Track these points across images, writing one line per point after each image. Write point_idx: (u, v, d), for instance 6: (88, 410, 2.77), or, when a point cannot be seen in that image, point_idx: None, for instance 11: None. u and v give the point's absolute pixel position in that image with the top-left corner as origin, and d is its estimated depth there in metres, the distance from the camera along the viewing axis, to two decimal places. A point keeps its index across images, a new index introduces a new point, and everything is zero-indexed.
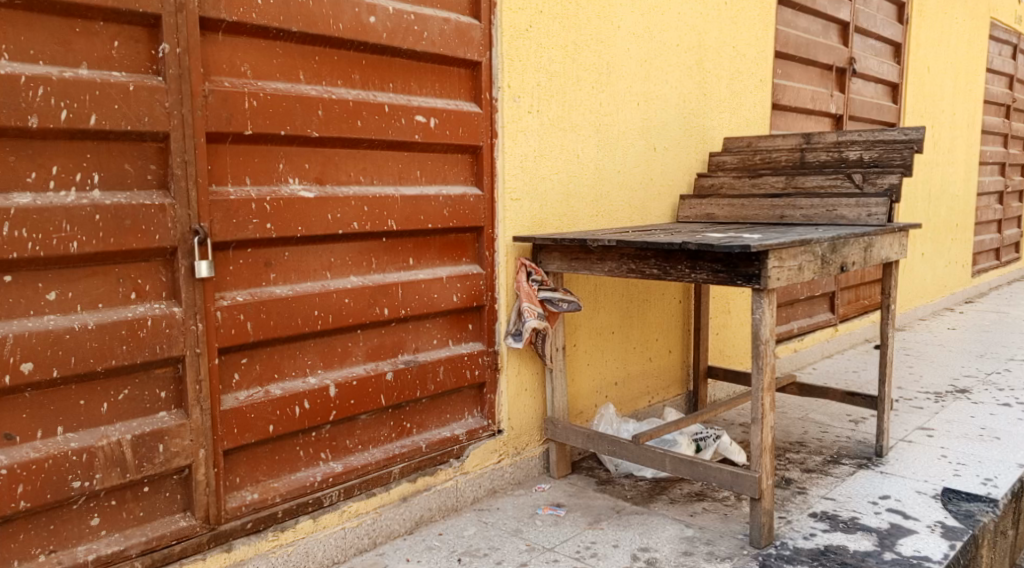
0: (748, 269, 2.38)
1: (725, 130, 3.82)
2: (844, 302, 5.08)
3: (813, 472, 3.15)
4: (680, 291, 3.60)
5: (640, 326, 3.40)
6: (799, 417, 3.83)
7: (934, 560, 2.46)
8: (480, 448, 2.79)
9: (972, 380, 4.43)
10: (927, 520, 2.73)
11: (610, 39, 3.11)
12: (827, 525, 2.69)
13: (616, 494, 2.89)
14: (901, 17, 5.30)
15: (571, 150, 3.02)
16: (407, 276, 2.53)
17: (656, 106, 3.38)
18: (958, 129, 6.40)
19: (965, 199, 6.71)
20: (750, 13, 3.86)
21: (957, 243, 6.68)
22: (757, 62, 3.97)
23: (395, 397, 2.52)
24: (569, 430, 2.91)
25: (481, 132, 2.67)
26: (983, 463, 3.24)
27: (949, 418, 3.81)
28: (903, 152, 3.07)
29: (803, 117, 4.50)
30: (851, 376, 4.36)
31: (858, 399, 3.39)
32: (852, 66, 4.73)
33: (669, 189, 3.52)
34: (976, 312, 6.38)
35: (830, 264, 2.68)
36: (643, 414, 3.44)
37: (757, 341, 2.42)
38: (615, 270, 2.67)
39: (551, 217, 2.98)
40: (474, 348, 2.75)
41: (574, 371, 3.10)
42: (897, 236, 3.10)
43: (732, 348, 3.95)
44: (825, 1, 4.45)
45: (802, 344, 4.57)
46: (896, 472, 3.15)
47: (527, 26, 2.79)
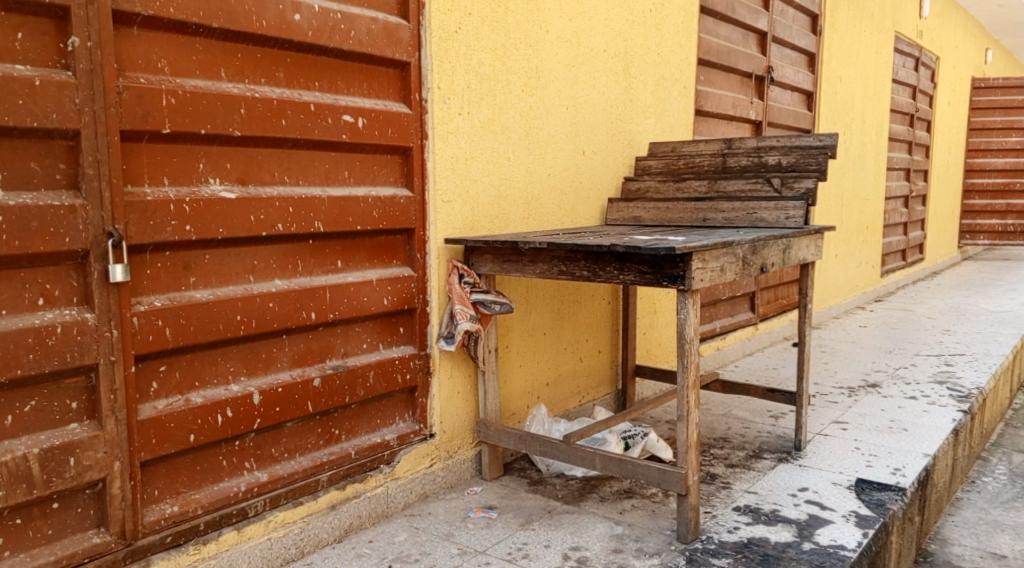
0: (673, 270, 2.42)
1: (651, 134, 3.89)
2: (764, 301, 5.24)
3: (736, 467, 3.23)
4: (609, 292, 3.64)
5: (571, 327, 3.42)
6: (723, 413, 3.92)
7: (849, 548, 2.55)
8: (411, 453, 2.76)
9: (882, 375, 4.64)
10: (842, 510, 2.84)
11: (539, 43, 3.12)
12: (750, 518, 2.76)
13: (547, 494, 2.90)
14: (815, 28, 5.51)
15: (502, 153, 3.02)
16: (335, 279, 2.48)
17: (584, 110, 3.41)
18: (868, 136, 6.69)
19: (874, 203, 7.02)
20: (674, 20, 3.94)
21: (868, 244, 6.98)
22: (681, 68, 4.05)
23: (323, 404, 2.46)
24: (501, 432, 2.90)
25: (410, 133, 2.64)
26: (893, 454, 3.39)
27: (861, 411, 3.97)
28: (818, 157, 3.18)
29: (724, 123, 4.63)
30: (771, 373, 4.50)
31: (778, 395, 3.50)
32: (769, 74, 4.88)
33: (598, 192, 3.56)
34: (886, 310, 6.68)
35: (751, 265, 2.75)
36: (573, 414, 3.46)
37: (683, 341, 2.46)
38: (546, 272, 2.68)
39: (481, 220, 2.97)
40: (406, 351, 2.72)
41: (505, 373, 3.10)
42: (814, 238, 3.21)
43: (658, 348, 4.02)
44: (745, 11, 4.59)
45: (724, 342, 4.69)
46: (813, 465, 3.27)
47: (456, 28, 2.77)
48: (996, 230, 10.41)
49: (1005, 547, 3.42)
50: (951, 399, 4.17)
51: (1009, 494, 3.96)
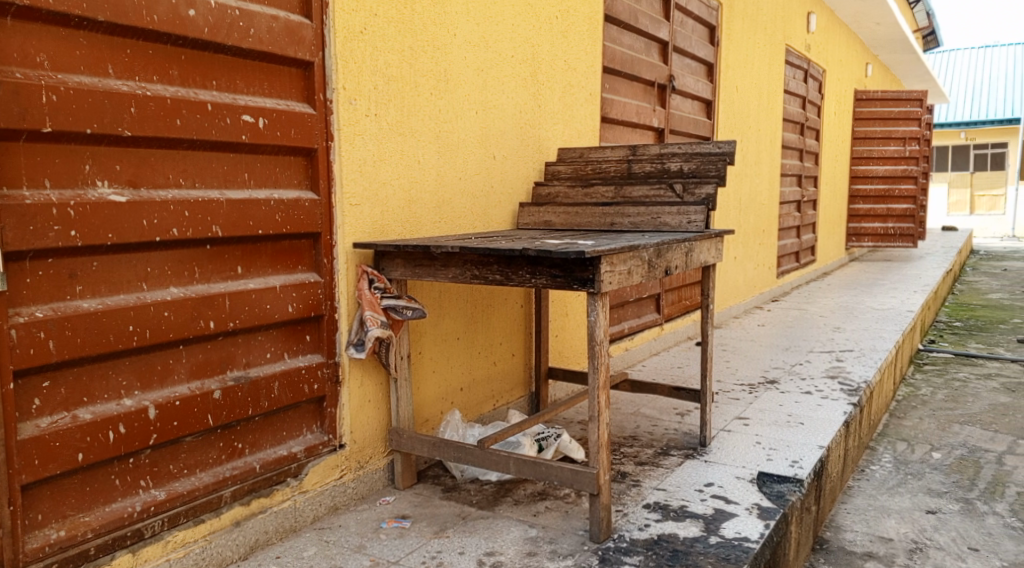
0: (583, 273, 2.43)
1: (559, 140, 3.91)
2: (669, 303, 5.36)
3: (645, 465, 3.28)
4: (521, 296, 3.63)
5: (484, 331, 3.39)
6: (632, 412, 3.98)
7: (752, 539, 2.62)
8: (319, 465, 2.67)
9: (780, 372, 4.82)
10: (745, 503, 2.92)
11: (447, 47, 3.08)
12: (660, 515, 2.80)
13: (461, 500, 2.86)
14: (712, 39, 5.68)
15: (411, 156, 2.97)
16: (236, 286, 2.37)
17: (493, 115, 3.40)
18: (762, 144, 6.96)
19: (769, 207, 7.31)
20: (579, 28, 3.98)
21: (764, 246, 7.25)
22: (587, 75, 4.09)
23: (225, 417, 2.35)
24: (414, 439, 2.84)
25: (315, 134, 2.56)
26: (791, 447, 3.52)
27: (761, 407, 4.10)
28: (717, 163, 3.27)
29: (629, 130, 4.71)
30: (677, 372, 4.60)
31: (684, 393, 3.58)
32: (670, 83, 5.01)
33: (509, 196, 3.55)
34: (781, 309, 6.96)
35: (656, 268, 2.80)
36: (487, 418, 3.44)
37: (593, 343, 2.46)
38: (458, 276, 2.64)
39: (391, 224, 2.91)
40: (313, 360, 2.63)
41: (418, 379, 3.04)
42: (715, 241, 3.29)
43: (570, 350, 4.05)
44: (647, 20, 4.69)
45: (632, 343, 4.77)
46: (718, 460, 3.35)
47: (361, 28, 2.70)
48: (878, 233, 11.08)
49: (892, 531, 3.59)
50: (842, 393, 4.36)
51: (895, 480, 4.17)
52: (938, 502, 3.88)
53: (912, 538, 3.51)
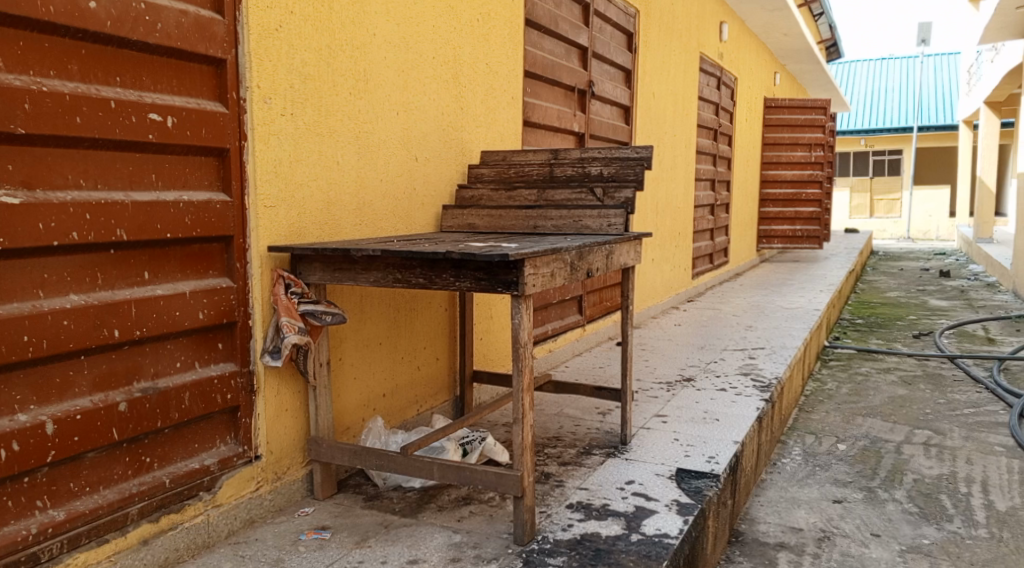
0: (507, 276, 2.42)
1: (482, 143, 3.89)
2: (591, 304, 5.41)
3: (568, 465, 3.29)
4: (444, 299, 3.59)
5: (407, 335, 3.34)
6: (555, 413, 3.99)
7: (672, 536, 2.66)
8: (234, 477, 2.57)
9: (697, 370, 4.93)
10: (665, 500, 2.96)
11: (366, 46, 3.02)
12: (583, 514, 2.81)
13: (384, 509, 2.80)
14: (630, 46, 5.77)
15: (330, 157, 2.90)
16: (142, 293, 2.25)
17: (415, 117, 3.35)
18: (678, 149, 7.11)
19: (685, 210, 7.48)
20: (500, 32, 3.97)
21: (680, 248, 7.42)
22: (508, 79, 4.09)
23: (131, 430, 2.23)
24: (334, 448, 2.77)
25: (227, 134, 2.46)
26: (708, 443, 3.59)
27: (679, 405, 4.18)
28: (636, 168, 3.32)
29: (551, 134, 4.73)
30: (599, 372, 4.65)
31: (605, 392, 3.61)
32: (590, 88, 5.06)
33: (431, 199, 3.51)
34: (697, 309, 7.12)
35: (578, 270, 2.81)
36: (411, 423, 3.38)
37: (517, 346, 2.45)
38: (380, 280, 2.59)
39: (309, 226, 2.83)
40: (226, 369, 2.52)
41: (339, 385, 2.96)
42: (634, 244, 3.33)
43: (494, 353, 4.03)
44: (567, 26, 4.73)
45: (555, 344, 4.80)
46: (638, 458, 3.39)
47: (277, 26, 2.62)
48: (787, 235, 11.47)
49: (802, 521, 3.71)
50: (755, 389, 4.49)
51: (804, 472, 4.32)
52: (843, 492, 4.04)
53: (821, 528, 3.63)
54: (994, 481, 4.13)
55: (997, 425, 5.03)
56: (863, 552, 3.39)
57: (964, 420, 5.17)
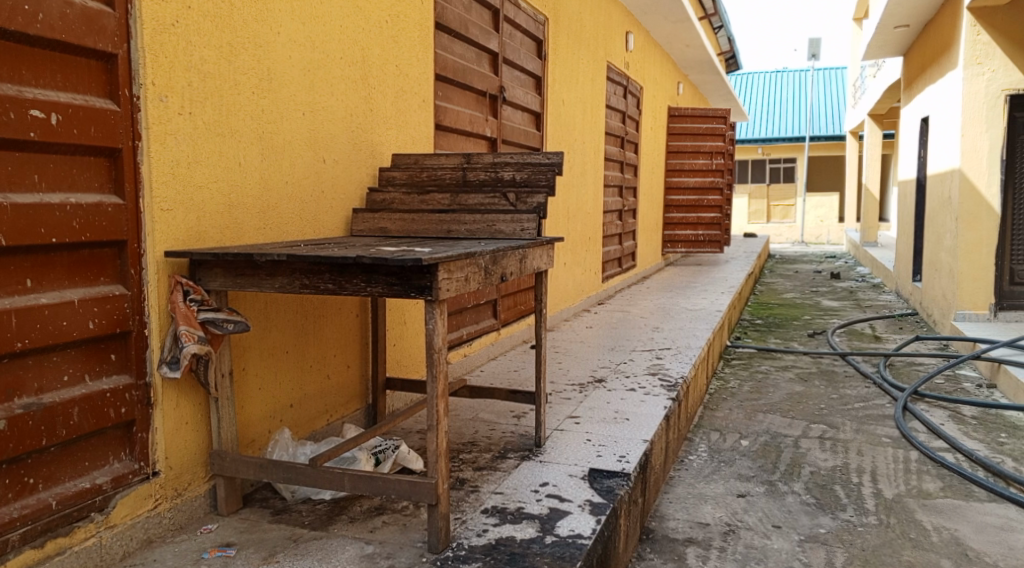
0: (420, 281, 2.38)
1: (393, 145, 3.82)
2: (505, 308, 5.41)
3: (483, 470, 3.26)
4: (356, 305, 3.50)
5: (316, 342, 3.24)
6: (470, 417, 3.96)
7: (585, 536, 2.67)
8: (129, 496, 2.42)
9: (607, 371, 4.99)
10: (578, 500, 2.97)
11: (269, 44, 2.92)
12: (497, 519, 2.79)
13: (292, 523, 2.70)
14: (540, 53, 5.81)
15: (231, 158, 2.78)
16: (24, 302, 2.11)
17: (321, 118, 3.26)
18: (588, 154, 7.20)
19: (595, 215, 7.58)
20: (410, 34, 3.92)
21: (591, 252, 7.51)
22: (419, 81, 4.04)
23: (12, 450, 2.08)
24: (238, 462, 2.65)
25: (119, 133, 2.33)
26: (619, 442, 3.63)
27: (591, 405, 4.22)
28: (547, 174, 3.34)
29: (463, 138, 4.70)
30: (513, 375, 4.64)
31: (519, 396, 3.61)
32: (501, 94, 5.06)
33: (340, 202, 3.42)
34: (608, 312, 7.24)
35: (492, 275, 2.80)
36: (321, 434, 3.29)
37: (431, 351, 2.41)
38: (286, 285, 2.50)
39: (209, 230, 2.70)
40: (120, 382, 2.38)
41: (242, 396, 2.85)
42: (546, 249, 3.34)
43: (408, 359, 3.96)
44: (477, 31, 4.72)
45: (470, 348, 4.77)
46: (552, 459, 3.39)
47: (173, 21, 2.50)
48: (689, 240, 11.80)
49: (709, 516, 3.80)
50: (663, 389, 4.59)
51: (710, 468, 4.43)
52: (747, 486, 4.16)
53: (726, 521, 3.72)
54: (883, 471, 4.34)
55: (884, 417, 5.30)
56: (765, 543, 3.50)
57: (855, 413, 5.42)
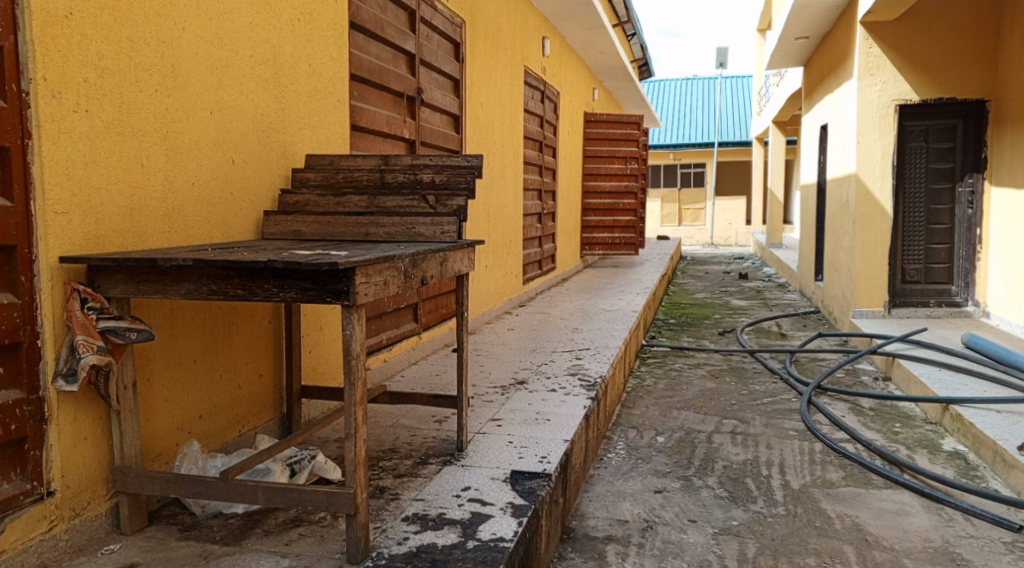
0: (336, 285, 2.32)
1: (307, 147, 3.72)
2: (426, 311, 5.35)
3: (404, 476, 3.20)
4: (268, 311, 3.39)
5: (227, 351, 3.11)
6: (390, 424, 3.89)
7: (507, 539, 2.66)
8: (20, 519, 2.28)
9: (528, 372, 5.00)
10: (500, 503, 2.95)
11: (174, 40, 2.80)
12: (418, 526, 2.74)
13: (201, 539, 2.59)
14: (458, 55, 5.78)
15: (133, 158, 2.64)
16: None
17: (230, 118, 3.14)
18: (507, 157, 7.21)
19: (515, 218, 7.59)
20: (323, 33, 3.83)
21: (511, 255, 7.52)
22: (334, 82, 3.95)
23: None
24: (143, 478, 2.52)
25: (7, 131, 2.20)
26: (540, 443, 3.64)
27: (512, 407, 4.22)
28: (467, 176, 3.31)
29: (380, 140, 4.62)
30: (435, 380, 4.59)
31: (441, 400, 3.57)
32: (418, 96, 5.01)
33: (252, 204, 3.29)
34: (528, 314, 7.26)
35: (412, 278, 2.75)
36: (232, 446, 3.17)
37: (348, 358, 2.34)
38: (193, 292, 2.39)
39: (109, 235, 2.56)
40: (9, 397, 2.23)
41: (145, 408, 2.71)
42: (466, 252, 3.31)
43: (325, 367, 3.86)
44: (393, 32, 4.66)
45: (390, 353, 4.69)
46: (473, 463, 3.36)
47: (67, 12, 2.36)
48: (606, 242, 11.98)
49: (627, 513, 3.84)
50: (582, 389, 4.62)
51: (628, 465, 4.49)
52: (663, 482, 4.23)
53: (644, 518, 3.77)
54: (789, 463, 4.48)
55: (790, 411, 5.49)
56: (682, 537, 3.56)
57: (764, 408, 5.59)
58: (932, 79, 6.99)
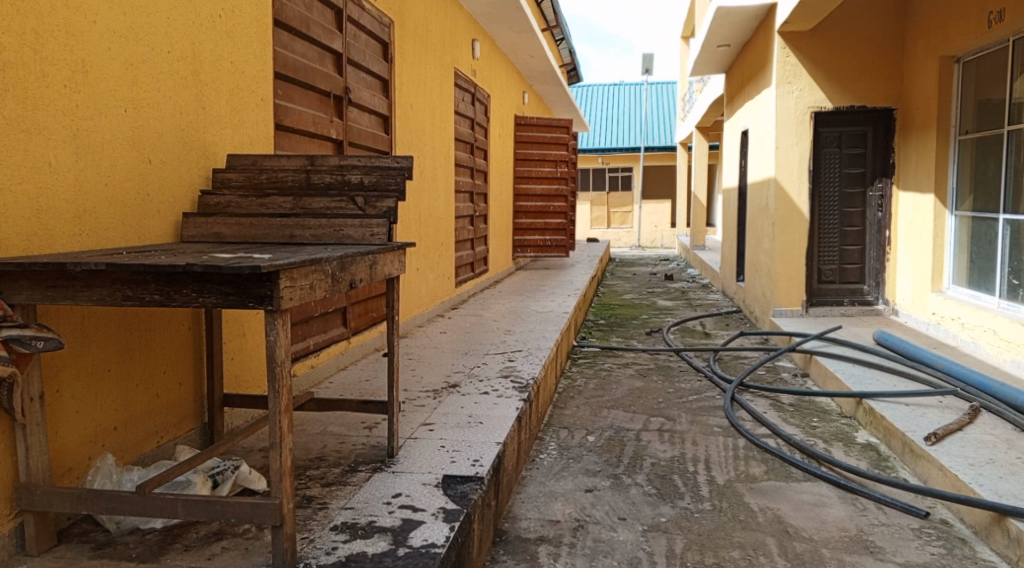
0: (259, 290, 2.24)
1: (228, 146, 3.60)
2: (355, 315, 5.25)
3: (332, 485, 3.13)
4: (189, 317, 3.26)
5: (143, 358, 2.98)
6: (318, 432, 3.79)
7: (439, 544, 2.62)
8: None
9: (460, 375, 4.96)
10: (431, 508, 2.91)
11: (84, 33, 2.67)
12: (347, 535, 2.68)
13: (116, 557, 2.47)
14: (386, 55, 5.71)
15: (38, 157, 2.52)
16: None
17: (147, 115, 3.01)
18: (438, 159, 7.15)
19: (446, 220, 7.53)
20: (245, 30, 3.72)
21: (443, 257, 7.46)
22: (257, 80, 3.84)
23: None
24: (51, 495, 2.38)
25: None
26: (472, 447, 3.61)
27: (444, 411, 4.17)
28: (397, 177, 3.26)
29: (307, 140, 4.51)
30: (364, 385, 4.51)
31: (371, 406, 3.50)
32: (346, 95, 4.92)
33: (170, 206, 3.16)
34: (461, 316, 7.21)
35: (340, 281, 2.68)
36: (150, 457, 3.03)
37: (273, 364, 2.26)
38: (105, 298, 2.27)
39: (12, 238, 2.43)
40: None
41: (53, 421, 2.58)
42: (397, 254, 3.26)
43: (248, 374, 3.74)
44: (319, 31, 4.56)
45: (318, 359, 4.59)
46: (404, 469, 3.31)
47: None
48: (538, 245, 12.01)
49: (558, 513, 3.85)
50: (514, 390, 4.61)
51: (560, 465, 4.49)
52: (594, 481, 4.25)
53: (575, 517, 3.78)
54: (715, 459, 4.57)
55: (715, 409, 5.60)
56: (612, 536, 3.58)
57: (689, 406, 5.69)
58: (845, 88, 7.27)
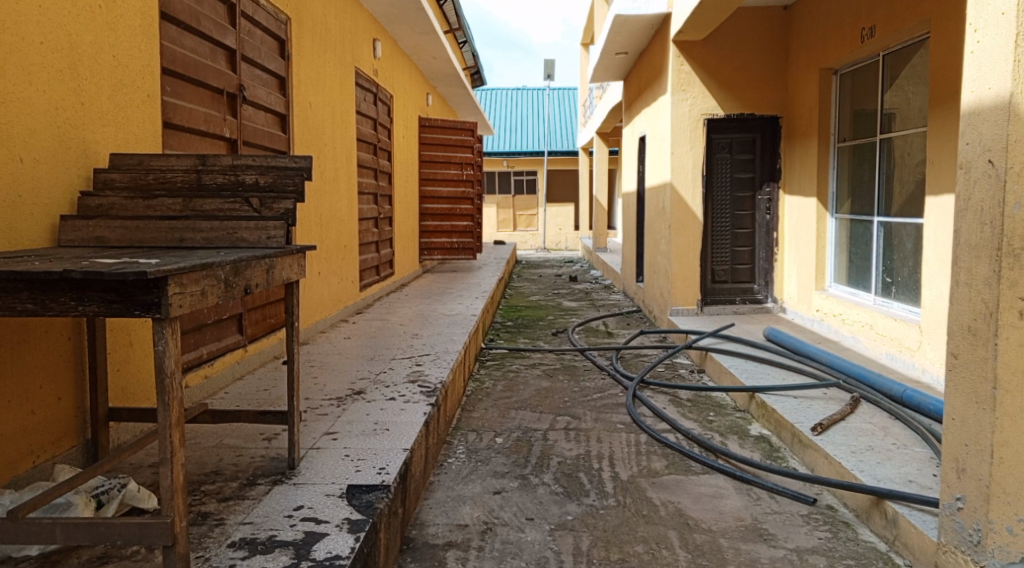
0: (145, 297, 2.11)
1: (111, 145, 3.39)
2: (253, 322, 5.07)
3: (229, 500, 2.99)
4: (68, 327, 3.05)
5: (15, 371, 2.77)
6: (213, 445, 3.62)
7: (343, 557, 2.54)
8: None
9: (365, 382, 4.85)
10: (335, 520, 2.82)
11: None
12: (246, 551, 2.56)
13: None
14: (283, 53, 5.54)
15: None
16: None
17: (17, 111, 2.80)
18: (339, 160, 6.99)
19: (349, 222, 7.37)
20: (129, 22, 3.52)
21: (346, 261, 7.30)
22: (143, 76, 3.64)
23: None
24: None
25: None
26: (378, 455, 3.52)
27: (349, 419, 4.06)
28: (294, 179, 3.15)
29: (198, 139, 4.31)
30: (263, 395, 4.35)
31: (269, 416, 3.37)
32: (241, 93, 4.74)
33: (45, 208, 2.96)
34: (365, 321, 7.07)
35: (234, 287, 2.56)
36: (25, 479, 2.82)
37: (161, 375, 2.13)
38: None
39: None
40: None
41: None
42: (295, 258, 3.15)
43: (136, 386, 3.54)
44: (210, 25, 4.37)
45: (212, 369, 4.40)
46: (306, 480, 3.20)
47: None
48: (445, 246, 11.94)
49: (467, 517, 3.81)
50: (421, 395, 4.55)
51: (467, 468, 4.46)
52: (501, 483, 4.23)
53: (483, 520, 3.76)
54: (618, 456, 4.63)
55: (618, 407, 5.68)
56: (520, 536, 3.57)
57: (593, 404, 5.76)
58: (737, 95, 7.53)
